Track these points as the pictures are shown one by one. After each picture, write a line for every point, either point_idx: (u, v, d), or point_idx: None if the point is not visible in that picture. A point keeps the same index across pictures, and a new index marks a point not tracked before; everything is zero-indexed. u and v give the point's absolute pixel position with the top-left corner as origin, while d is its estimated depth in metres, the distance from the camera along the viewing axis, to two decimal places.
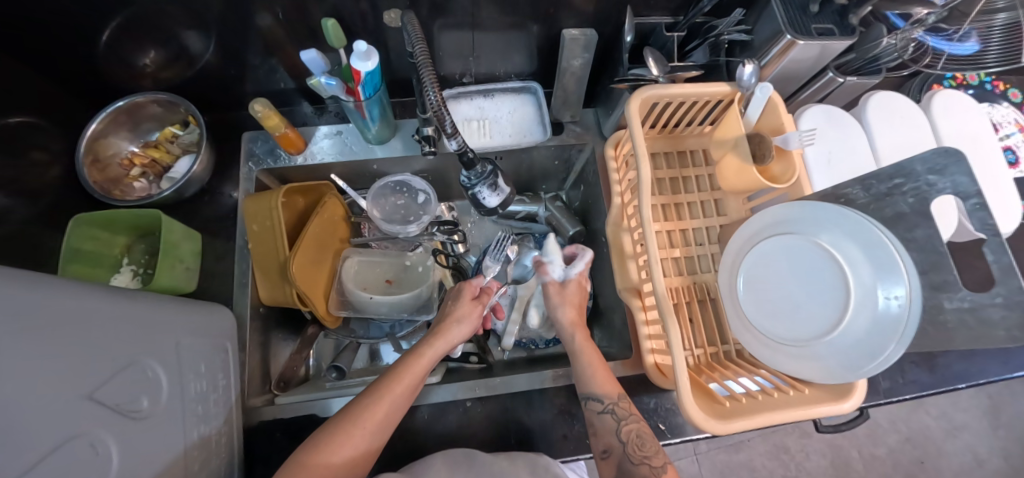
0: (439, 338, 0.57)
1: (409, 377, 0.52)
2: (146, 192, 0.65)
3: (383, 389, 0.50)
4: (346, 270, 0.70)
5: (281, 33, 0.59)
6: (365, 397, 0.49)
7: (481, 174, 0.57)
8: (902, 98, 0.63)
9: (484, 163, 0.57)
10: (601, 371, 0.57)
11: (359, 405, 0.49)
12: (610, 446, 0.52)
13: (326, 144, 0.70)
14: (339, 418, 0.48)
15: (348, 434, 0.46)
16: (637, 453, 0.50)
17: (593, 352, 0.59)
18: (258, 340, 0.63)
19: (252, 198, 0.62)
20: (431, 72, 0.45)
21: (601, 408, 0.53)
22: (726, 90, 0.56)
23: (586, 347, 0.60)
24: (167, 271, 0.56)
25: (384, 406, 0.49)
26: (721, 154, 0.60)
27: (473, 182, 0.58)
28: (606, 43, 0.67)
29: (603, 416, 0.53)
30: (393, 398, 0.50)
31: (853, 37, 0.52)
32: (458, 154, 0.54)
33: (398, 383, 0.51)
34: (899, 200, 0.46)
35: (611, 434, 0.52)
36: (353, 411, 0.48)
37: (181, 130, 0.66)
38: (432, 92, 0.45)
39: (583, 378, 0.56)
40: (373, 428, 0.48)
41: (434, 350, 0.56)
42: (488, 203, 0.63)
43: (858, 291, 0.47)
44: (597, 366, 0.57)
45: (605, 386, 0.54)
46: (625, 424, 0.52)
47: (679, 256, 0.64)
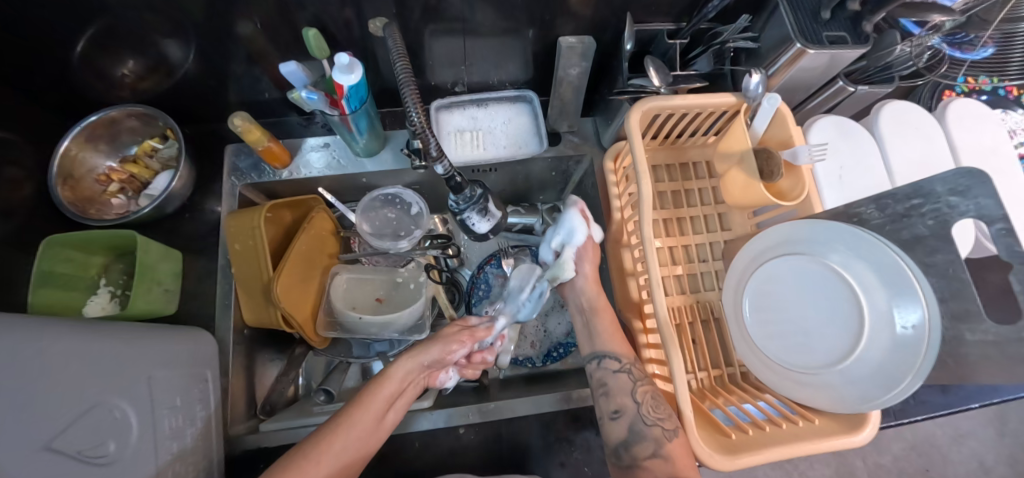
0: (405, 355, 0.51)
1: (375, 400, 0.46)
2: (125, 210, 0.62)
3: (343, 417, 0.44)
4: (335, 288, 0.67)
5: (265, 41, 0.56)
6: (322, 427, 0.43)
7: (470, 199, 0.54)
8: (918, 110, 0.60)
9: (474, 186, 0.54)
10: (616, 336, 0.58)
11: (317, 433, 0.43)
12: (622, 406, 0.51)
13: (314, 156, 0.67)
14: (294, 450, 0.41)
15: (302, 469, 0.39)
16: (650, 413, 0.49)
17: (607, 316, 0.61)
18: (241, 363, 0.60)
19: (235, 215, 0.59)
20: (412, 90, 0.42)
21: (617, 366, 0.54)
22: (732, 101, 0.53)
23: (606, 309, 0.61)
24: (144, 294, 0.53)
25: (347, 431, 0.43)
26: (725, 168, 0.58)
27: (462, 207, 0.55)
28: (605, 50, 0.64)
29: (619, 375, 0.54)
30: (355, 423, 0.44)
31: (866, 47, 0.49)
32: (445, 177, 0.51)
33: (360, 409, 0.45)
34: (918, 222, 0.43)
35: (626, 394, 0.52)
36: (306, 445, 0.41)
37: (161, 143, 0.63)
38: (415, 112, 0.42)
39: (600, 336, 0.58)
40: (335, 459, 0.41)
41: (403, 370, 0.50)
42: (477, 228, 0.60)
43: (872, 316, 0.45)
44: (613, 329, 0.59)
45: (618, 347, 0.57)
46: (639, 385, 0.52)
47: (681, 274, 0.61)
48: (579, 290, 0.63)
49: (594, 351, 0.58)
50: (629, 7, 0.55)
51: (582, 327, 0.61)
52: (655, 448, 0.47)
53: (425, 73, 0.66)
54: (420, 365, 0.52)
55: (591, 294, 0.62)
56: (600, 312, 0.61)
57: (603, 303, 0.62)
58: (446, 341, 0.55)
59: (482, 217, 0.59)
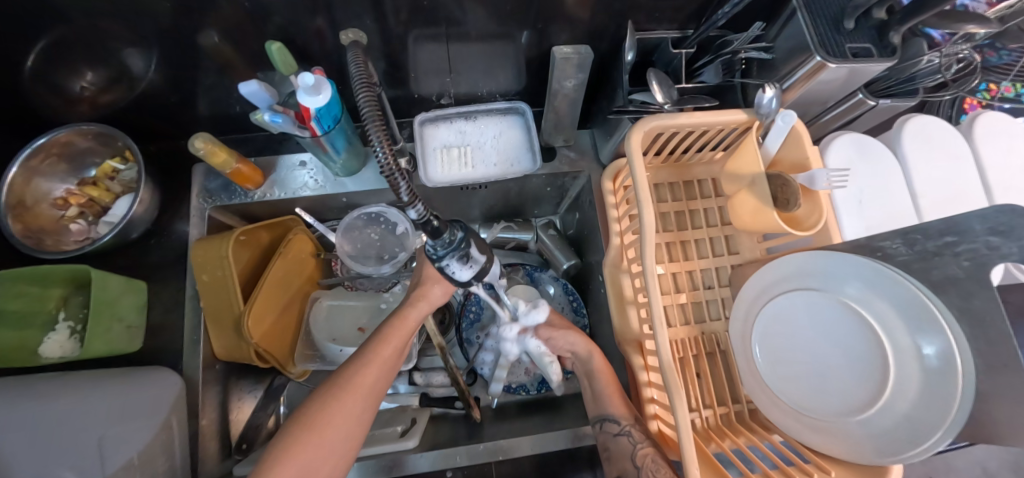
0: (419, 296, 0.48)
1: (396, 338, 0.47)
2: (84, 235, 0.57)
3: (368, 357, 0.44)
4: (314, 315, 0.64)
5: (232, 51, 0.51)
6: (351, 363, 0.44)
7: (450, 245, 0.36)
8: (947, 126, 0.55)
9: (454, 227, 0.36)
10: (618, 395, 0.53)
11: (346, 370, 0.43)
12: (624, 471, 0.46)
13: (288, 175, 0.62)
14: (327, 387, 0.42)
15: (337, 404, 0.41)
16: (652, 476, 0.43)
17: (608, 376, 0.55)
18: (214, 402, 0.56)
19: (202, 243, 0.54)
20: (378, 125, 0.30)
21: (617, 429, 0.49)
22: (742, 118, 0.48)
23: (603, 368, 0.56)
24: (101, 334, 0.48)
25: (373, 367, 0.44)
26: (734, 189, 0.53)
27: (438, 254, 0.36)
28: (603, 59, 0.59)
29: (620, 439, 0.49)
30: (380, 362, 0.45)
31: (894, 60, 0.44)
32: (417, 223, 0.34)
33: (383, 349, 0.45)
34: (951, 262, 0.39)
35: (626, 458, 0.47)
36: (337, 380, 0.42)
37: (122, 165, 0.58)
38: (380, 153, 0.30)
39: (601, 397, 0.53)
40: (366, 392, 0.43)
41: (419, 314, 0.48)
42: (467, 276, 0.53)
43: (898, 360, 0.41)
44: (614, 389, 0.53)
45: (621, 408, 0.51)
46: (642, 446, 0.47)
47: (685, 302, 0.57)
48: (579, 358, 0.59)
49: (597, 413, 0.52)
50: (630, 13, 0.50)
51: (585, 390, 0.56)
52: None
53: (409, 84, 0.61)
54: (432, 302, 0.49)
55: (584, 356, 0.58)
56: (600, 374, 0.55)
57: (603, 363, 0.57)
58: None
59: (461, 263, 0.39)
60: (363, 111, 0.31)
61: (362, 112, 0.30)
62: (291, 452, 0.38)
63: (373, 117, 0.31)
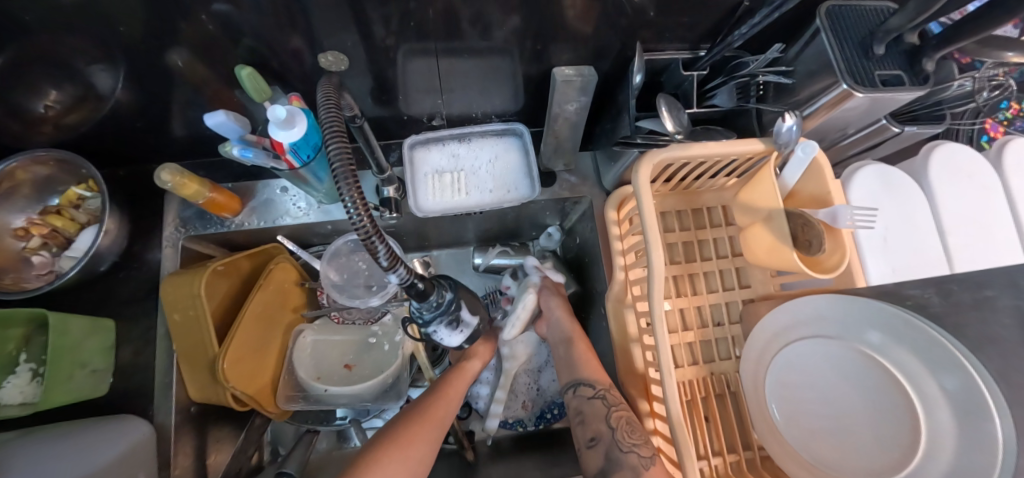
0: (479, 342, 0.60)
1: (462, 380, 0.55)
2: (47, 269, 0.52)
3: (441, 391, 0.53)
4: (298, 351, 0.60)
5: (206, 70, 0.48)
6: (429, 395, 0.53)
7: (435, 308, 0.41)
8: (975, 154, 0.51)
9: (440, 291, 0.41)
10: (593, 362, 0.56)
11: (425, 401, 0.52)
12: (598, 433, 0.48)
13: (269, 201, 0.58)
14: (408, 414, 0.50)
15: (417, 428, 0.48)
16: (626, 439, 0.46)
17: (583, 345, 0.58)
18: (188, 449, 0.52)
19: (173, 280, 0.50)
20: (350, 181, 0.27)
21: (591, 393, 0.52)
22: (760, 150, 0.44)
23: (581, 335, 0.59)
24: (61, 383, 0.44)
25: (446, 401, 0.52)
26: (749, 222, 0.50)
27: (425, 317, 0.42)
28: (607, 79, 0.55)
29: (594, 401, 0.51)
30: (451, 397, 0.53)
31: (927, 90, 0.40)
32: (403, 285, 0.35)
33: (452, 387, 0.54)
34: (993, 319, 0.35)
35: (600, 418, 0.49)
36: (417, 409, 0.51)
37: (87, 192, 0.53)
38: (353, 212, 0.27)
39: (577, 364, 0.56)
40: (438, 422, 0.50)
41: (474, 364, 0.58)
42: (447, 342, 0.49)
43: (928, 418, 0.35)
44: (590, 357, 0.56)
45: (595, 373, 0.54)
46: (615, 410, 0.49)
47: (693, 341, 0.53)
48: (554, 323, 0.60)
49: (572, 379, 0.55)
50: (637, 33, 0.46)
51: (561, 356, 0.58)
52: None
53: (399, 104, 0.57)
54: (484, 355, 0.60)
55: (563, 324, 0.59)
56: (576, 340, 0.58)
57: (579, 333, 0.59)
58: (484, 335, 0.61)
59: (453, 328, 0.48)
60: (333, 166, 0.28)
61: (333, 168, 0.27)
62: (379, 464, 0.44)
63: (346, 171, 0.28)
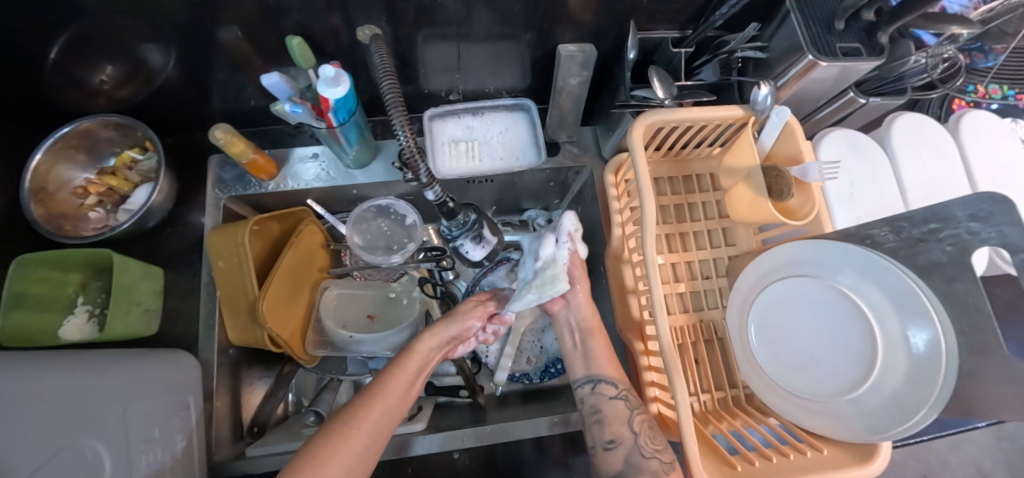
0: (426, 331, 0.54)
1: (404, 375, 0.50)
2: (103, 223, 0.59)
3: (375, 390, 0.47)
4: (324, 304, 0.66)
5: (249, 48, 0.54)
6: (359, 397, 0.46)
7: (462, 225, 0.53)
8: (933, 124, 0.57)
9: (467, 213, 0.53)
10: (610, 358, 0.55)
11: (354, 404, 0.46)
12: (618, 435, 0.48)
13: (301, 168, 0.64)
14: (335, 421, 0.44)
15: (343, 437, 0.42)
16: (648, 445, 0.46)
17: (602, 338, 0.57)
18: (228, 386, 0.58)
19: (218, 231, 0.56)
20: (400, 111, 0.38)
21: (612, 393, 0.51)
22: (739, 114, 0.50)
23: (598, 328, 0.58)
24: (121, 317, 0.50)
25: (378, 410, 0.45)
26: (731, 182, 0.56)
27: (455, 233, 0.54)
28: (606, 58, 0.61)
29: (615, 402, 0.50)
30: (385, 399, 0.47)
31: (882, 59, 0.47)
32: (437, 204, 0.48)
33: (393, 383, 0.48)
34: (935, 248, 0.41)
35: (622, 422, 0.48)
36: (348, 413, 0.44)
37: (140, 155, 0.60)
38: (403, 135, 0.37)
39: (595, 360, 0.55)
40: (372, 429, 0.44)
41: (428, 347, 0.54)
42: (471, 255, 0.60)
43: (886, 345, 0.43)
44: (607, 353, 0.55)
45: (613, 372, 0.53)
46: (636, 413, 0.49)
47: (684, 291, 0.59)
48: (573, 310, 0.59)
49: (588, 375, 0.54)
50: (632, 14, 0.52)
51: (573, 347, 0.58)
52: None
53: (418, 81, 0.63)
54: (444, 339, 0.56)
55: (585, 316, 0.58)
56: (596, 334, 0.57)
57: (596, 326, 0.58)
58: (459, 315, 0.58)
59: (475, 243, 0.59)
60: (388, 102, 0.37)
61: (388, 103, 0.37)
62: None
63: (395, 102, 0.38)
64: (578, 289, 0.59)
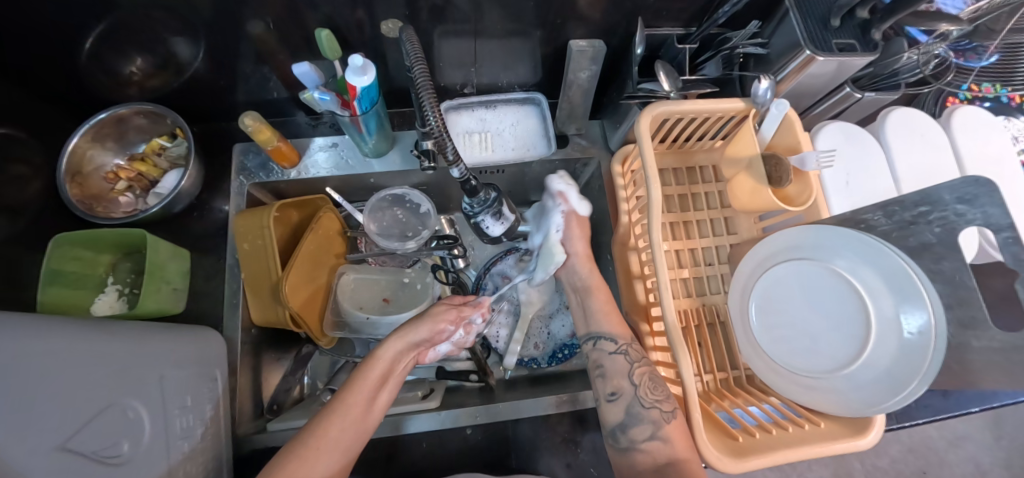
0: (392, 336, 0.51)
1: (367, 384, 0.46)
2: (132, 208, 0.62)
3: (337, 404, 0.44)
4: (342, 287, 0.68)
5: (275, 41, 0.56)
6: (320, 414, 0.43)
7: (484, 202, 0.54)
8: (927, 119, 0.60)
9: (488, 190, 0.53)
10: (612, 314, 0.59)
11: (316, 420, 0.43)
12: (619, 388, 0.51)
13: (321, 157, 0.67)
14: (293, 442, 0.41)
15: (304, 459, 0.39)
16: (648, 396, 0.49)
17: (602, 296, 0.61)
18: (249, 363, 0.60)
19: (243, 216, 0.59)
20: (429, 90, 0.39)
21: (612, 348, 0.54)
22: (739, 107, 0.54)
23: (600, 284, 0.62)
24: (153, 294, 0.52)
25: (338, 425, 0.43)
26: (733, 172, 0.58)
27: (476, 210, 0.55)
28: (614, 54, 0.64)
29: (615, 356, 0.54)
30: (344, 411, 0.43)
31: (876, 54, 0.50)
32: (460, 181, 0.49)
33: (356, 394, 0.45)
34: (925, 230, 0.43)
35: (622, 374, 0.52)
36: (308, 432, 0.42)
37: (169, 142, 0.63)
38: (432, 114, 0.39)
39: (595, 316, 0.58)
40: (336, 445, 0.41)
41: (393, 352, 0.50)
42: (492, 230, 0.61)
43: (880, 322, 0.45)
44: (607, 310, 0.59)
45: (615, 328, 0.56)
46: (636, 367, 0.52)
47: (687, 277, 0.62)
48: (573, 268, 0.63)
49: (590, 332, 0.58)
50: (640, 12, 0.55)
51: (579, 306, 0.62)
52: (654, 430, 0.47)
53: (434, 74, 0.66)
54: (408, 343, 0.52)
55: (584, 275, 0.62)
56: (596, 292, 0.60)
57: (599, 283, 0.62)
58: (434, 317, 0.55)
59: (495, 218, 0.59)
60: (419, 83, 0.39)
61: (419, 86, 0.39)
62: None
63: (427, 86, 0.39)
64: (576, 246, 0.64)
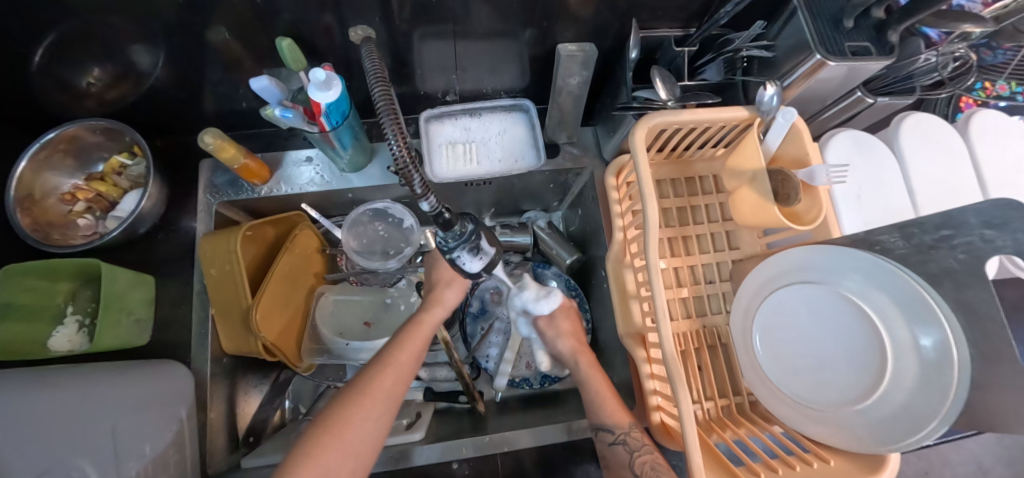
0: (433, 303, 0.55)
1: (413, 344, 0.51)
2: (92, 230, 0.58)
3: (388, 359, 0.48)
4: (320, 310, 0.65)
5: (240, 49, 0.52)
6: (370, 369, 0.47)
7: (460, 236, 0.41)
8: (942, 124, 0.56)
9: (464, 221, 0.41)
10: (611, 398, 0.53)
11: (366, 375, 0.47)
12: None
13: (294, 171, 0.63)
14: (350, 390, 0.45)
15: (360, 406, 0.44)
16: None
17: (598, 381, 0.55)
18: (222, 395, 0.57)
19: (210, 238, 0.55)
20: (390, 114, 0.31)
21: (612, 439, 0.49)
22: (744, 115, 0.49)
23: (593, 373, 0.56)
24: (112, 327, 0.49)
25: (390, 378, 0.47)
26: (735, 185, 0.54)
27: (450, 245, 0.42)
28: (607, 57, 0.60)
29: (615, 448, 0.49)
30: (399, 365, 0.48)
31: (892, 58, 0.45)
32: (431, 214, 0.38)
33: (402, 351, 0.49)
34: (947, 254, 0.40)
35: (625, 467, 0.48)
36: (362, 384, 0.45)
37: (129, 160, 0.58)
38: (392, 140, 0.31)
39: (591, 409, 0.53)
40: (387, 396, 0.46)
41: (434, 317, 0.54)
42: (470, 270, 0.46)
43: (896, 353, 0.41)
44: (605, 394, 0.53)
45: (615, 415, 0.51)
46: (638, 455, 0.47)
47: (687, 296, 0.58)
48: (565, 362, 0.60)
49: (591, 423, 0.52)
50: (634, 12, 0.51)
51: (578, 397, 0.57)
52: None
53: (414, 82, 0.62)
54: (445, 307, 0.56)
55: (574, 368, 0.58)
56: (589, 380, 0.55)
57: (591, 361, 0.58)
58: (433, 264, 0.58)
59: (472, 255, 0.45)
60: (377, 104, 0.32)
61: (377, 104, 0.32)
62: (314, 455, 0.39)
63: (388, 108, 0.32)
64: (558, 339, 0.61)
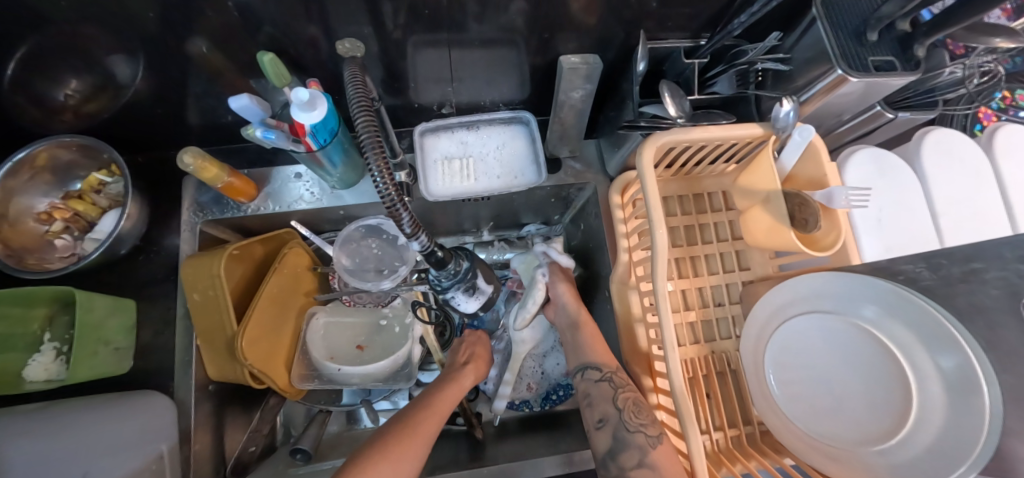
0: (470, 367, 0.61)
1: (452, 397, 0.56)
2: (70, 252, 0.55)
3: (432, 406, 0.53)
4: (311, 332, 0.62)
5: (222, 62, 0.49)
6: (416, 411, 0.52)
7: (455, 275, 0.52)
8: (967, 140, 0.53)
9: (459, 262, 0.52)
10: (600, 346, 0.57)
11: (411, 415, 0.51)
12: (605, 415, 0.50)
13: (283, 187, 0.60)
14: (397, 425, 0.49)
15: (407, 437, 0.47)
16: (633, 420, 0.47)
17: (591, 331, 0.59)
18: (208, 425, 0.54)
19: (192, 261, 0.52)
20: (378, 155, 0.34)
21: (598, 376, 0.54)
22: (758, 133, 0.46)
23: (588, 320, 0.61)
24: (88, 360, 0.46)
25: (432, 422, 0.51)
26: (748, 204, 0.51)
27: (446, 284, 0.54)
28: (611, 67, 0.57)
29: (601, 384, 0.53)
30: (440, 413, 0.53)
31: (918, 74, 0.42)
32: (426, 253, 0.46)
33: (443, 401, 0.54)
34: (981, 290, 0.37)
35: (607, 401, 0.51)
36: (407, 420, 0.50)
37: (108, 177, 0.55)
38: (381, 181, 0.34)
39: (584, 349, 0.58)
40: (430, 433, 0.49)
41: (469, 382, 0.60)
42: (466, 306, 0.62)
43: (919, 388, 0.37)
44: (596, 341, 0.58)
45: (601, 357, 0.56)
46: (621, 392, 0.51)
47: (694, 320, 0.55)
48: (563, 309, 0.63)
49: (579, 363, 0.57)
50: (641, 23, 0.48)
51: (569, 342, 0.61)
52: (642, 456, 0.45)
53: (409, 94, 0.59)
54: (478, 374, 0.62)
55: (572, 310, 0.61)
56: (584, 325, 0.60)
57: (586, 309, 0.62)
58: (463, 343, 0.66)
59: (468, 296, 0.59)
60: (362, 135, 0.34)
61: (361, 131, 0.34)
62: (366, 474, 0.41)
63: (374, 145, 0.34)
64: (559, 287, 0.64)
